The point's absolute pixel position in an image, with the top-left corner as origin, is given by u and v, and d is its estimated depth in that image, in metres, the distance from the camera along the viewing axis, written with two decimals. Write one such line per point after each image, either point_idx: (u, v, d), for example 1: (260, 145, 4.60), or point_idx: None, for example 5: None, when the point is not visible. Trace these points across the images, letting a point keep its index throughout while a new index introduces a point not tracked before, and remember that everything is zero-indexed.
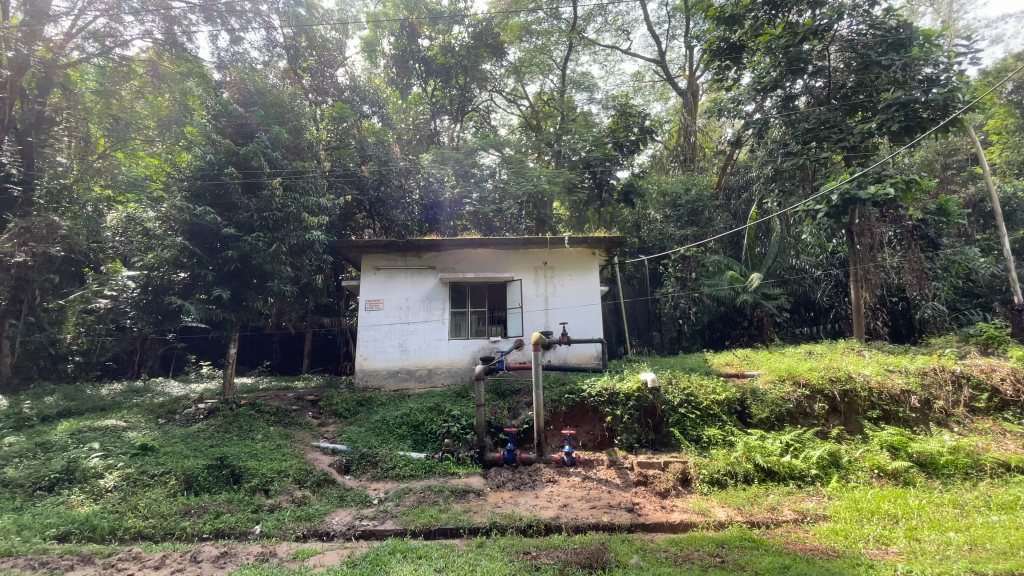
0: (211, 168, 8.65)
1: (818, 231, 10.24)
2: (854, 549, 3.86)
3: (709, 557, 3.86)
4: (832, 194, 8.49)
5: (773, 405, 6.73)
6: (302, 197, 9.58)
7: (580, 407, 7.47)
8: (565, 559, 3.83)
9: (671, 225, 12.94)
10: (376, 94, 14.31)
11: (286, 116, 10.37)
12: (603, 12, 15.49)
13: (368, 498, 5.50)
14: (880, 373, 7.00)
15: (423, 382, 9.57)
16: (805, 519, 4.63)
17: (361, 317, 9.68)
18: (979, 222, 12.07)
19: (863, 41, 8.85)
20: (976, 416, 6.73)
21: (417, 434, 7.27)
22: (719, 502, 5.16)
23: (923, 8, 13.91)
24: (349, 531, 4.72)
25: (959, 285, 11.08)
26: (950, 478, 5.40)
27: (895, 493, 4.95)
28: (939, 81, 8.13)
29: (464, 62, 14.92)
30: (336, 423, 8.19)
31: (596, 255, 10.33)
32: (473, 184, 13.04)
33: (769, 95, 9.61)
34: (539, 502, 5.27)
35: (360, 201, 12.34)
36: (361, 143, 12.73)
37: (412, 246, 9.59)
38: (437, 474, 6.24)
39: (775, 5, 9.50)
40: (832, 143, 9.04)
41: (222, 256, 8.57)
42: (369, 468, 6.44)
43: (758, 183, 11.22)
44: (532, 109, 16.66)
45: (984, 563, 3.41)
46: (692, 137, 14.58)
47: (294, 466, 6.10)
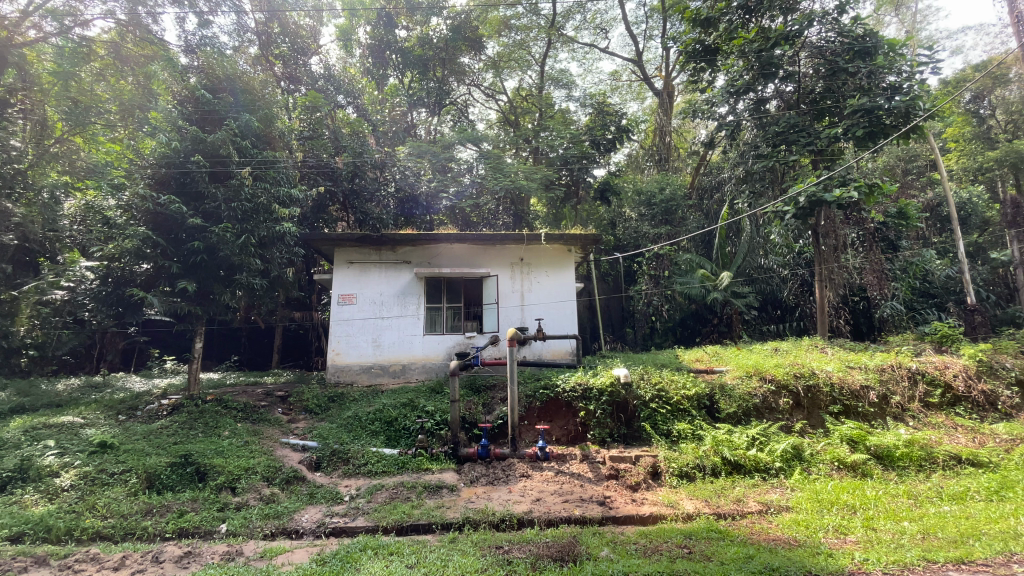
0: (177, 155, 8.38)
1: (785, 231, 10.53)
2: (815, 539, 4.01)
3: (677, 548, 3.94)
4: (800, 197, 8.76)
5: (740, 400, 6.94)
6: (272, 187, 9.33)
7: (554, 402, 7.49)
8: (537, 553, 3.86)
9: (645, 223, 13.07)
10: (351, 83, 14.01)
11: (258, 103, 9.71)
12: (582, 10, 15.56)
13: (339, 495, 5.43)
14: (842, 369, 7.29)
15: (397, 377, 9.47)
16: (769, 511, 4.78)
17: (334, 312, 9.49)
18: (936, 226, 12.66)
19: (831, 48, 9.12)
20: (929, 411, 7.06)
21: (390, 430, 7.19)
22: (687, 494, 5.28)
23: (888, 17, 14.41)
24: (319, 529, 4.65)
25: (918, 286, 11.58)
26: (904, 470, 5.65)
27: (854, 485, 5.15)
28: (902, 89, 8.50)
29: (441, 55, 14.83)
30: (306, 419, 8.04)
31: (572, 251, 10.38)
32: (450, 178, 12.95)
33: (742, 98, 9.89)
34: (513, 496, 5.31)
35: (333, 193, 12.04)
36: (335, 134, 12.47)
37: (386, 240, 9.45)
38: (410, 471, 6.20)
39: (749, 10, 9.66)
40: (800, 147, 9.32)
41: (188, 247, 8.28)
42: (341, 465, 6.36)
43: (730, 184, 11.48)
44: (510, 105, 16.51)
45: (936, 552, 3.59)
46: (667, 137, 14.84)
47: (262, 464, 5.96)
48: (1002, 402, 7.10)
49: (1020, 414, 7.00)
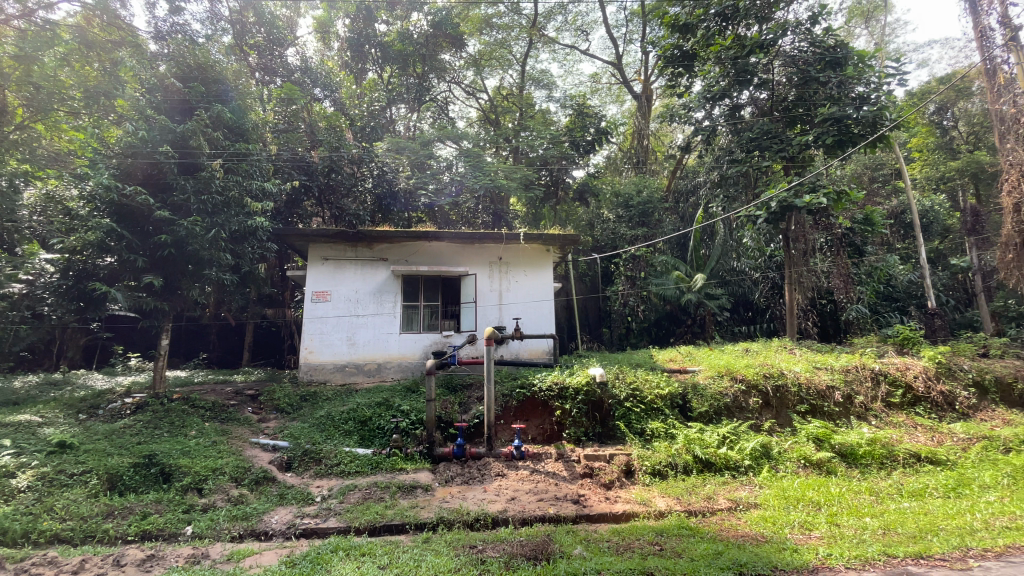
0: (144, 145, 8.04)
1: (757, 235, 10.79)
2: (781, 535, 4.12)
3: (649, 545, 3.99)
4: (771, 201, 8.99)
5: (712, 399, 7.08)
6: (245, 180, 9.09)
7: (530, 402, 7.48)
8: (511, 552, 3.87)
9: (622, 225, 13.22)
10: (328, 76, 13.58)
11: (231, 94, 9.33)
12: (563, 12, 15.63)
13: (310, 496, 5.33)
14: (809, 369, 7.52)
15: (372, 376, 9.36)
16: (738, 507, 4.89)
17: (307, 309, 9.28)
18: (900, 232, 13.16)
19: (804, 57, 9.37)
20: (891, 410, 7.33)
21: (363, 430, 7.10)
22: (660, 492, 5.36)
23: (859, 29, 14.85)
24: (289, 530, 4.56)
25: (881, 290, 12.03)
26: (867, 467, 5.85)
27: (819, 482, 5.32)
28: (870, 99, 8.83)
29: (421, 51, 14.66)
30: (277, 419, 7.87)
31: (551, 251, 10.43)
32: (429, 175, 12.86)
33: (718, 104, 10.02)
34: (488, 495, 5.30)
35: (308, 187, 11.80)
36: (311, 127, 12.32)
37: (363, 236, 9.31)
38: (383, 471, 6.13)
39: (726, 17, 9.81)
40: (773, 153, 9.56)
41: (155, 240, 8.01)
42: (312, 465, 6.24)
43: (705, 188, 11.68)
44: (491, 104, 16.47)
45: (896, 547, 3.72)
46: (645, 140, 15.06)
47: (230, 464, 5.81)
48: (959, 402, 7.42)
49: (975, 413, 7.34)
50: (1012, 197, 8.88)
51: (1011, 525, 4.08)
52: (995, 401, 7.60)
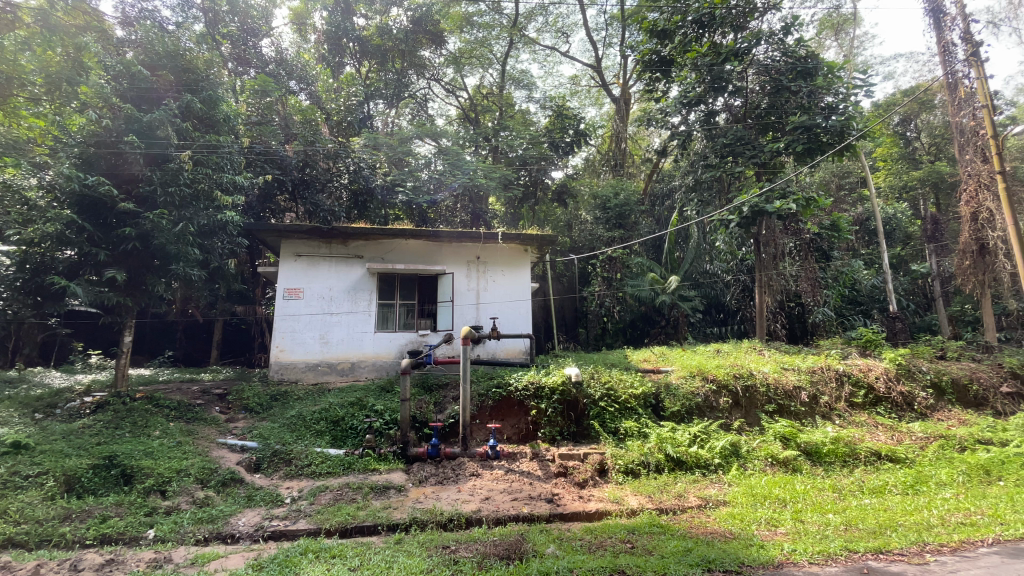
0: (108, 134, 7.77)
1: (730, 239, 11.03)
2: (748, 532, 4.21)
3: (621, 543, 4.04)
4: (743, 206, 9.22)
5: (684, 399, 7.22)
6: (215, 173, 8.83)
7: (505, 401, 7.47)
8: (484, 551, 3.86)
9: (600, 226, 13.35)
10: (305, 69, 13.51)
11: (201, 83, 8.99)
12: (544, 13, 15.68)
13: (279, 498, 5.21)
14: (777, 371, 7.74)
15: (345, 376, 9.21)
16: (707, 505, 5.00)
17: (278, 306, 9.07)
18: (865, 238, 13.66)
19: (776, 66, 9.62)
20: (854, 410, 7.60)
21: (336, 430, 6.97)
22: (632, 490, 5.44)
23: (829, 41, 15.35)
24: (257, 533, 4.45)
25: (847, 294, 12.47)
26: (830, 465, 6.05)
27: (785, 479, 5.48)
28: (838, 109, 9.15)
29: (401, 46, 14.54)
30: (246, 419, 7.67)
31: (529, 251, 10.46)
32: (406, 172, 12.73)
33: (693, 109, 10.27)
34: (462, 495, 5.28)
35: (281, 182, 11.56)
36: (285, 121, 12.10)
37: (338, 233, 9.15)
38: (356, 471, 6.03)
39: (703, 24, 10.00)
40: (745, 159, 9.80)
41: (118, 233, 7.71)
42: (282, 466, 6.10)
43: (680, 192, 11.84)
44: (470, 102, 16.42)
45: (857, 542, 3.86)
46: (623, 144, 15.28)
47: (196, 466, 5.63)
48: (917, 402, 7.74)
49: (932, 413, 7.65)
50: (970, 206, 9.29)
51: (964, 520, 4.28)
52: (951, 401, 7.94)
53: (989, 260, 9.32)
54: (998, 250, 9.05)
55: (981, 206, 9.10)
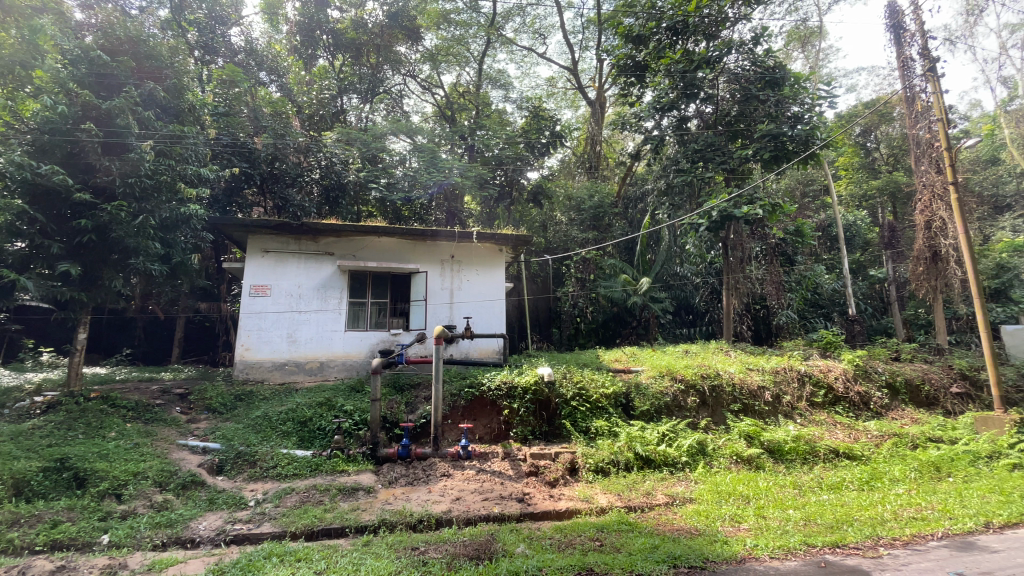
0: (63, 121, 7.31)
1: (700, 242, 11.28)
2: (713, 528, 4.32)
3: (590, 541, 4.08)
4: (713, 211, 9.44)
5: (653, 398, 7.36)
6: (178, 165, 8.53)
7: (478, 401, 7.45)
8: (454, 552, 3.84)
9: (574, 228, 13.45)
10: (276, 61, 13.31)
11: (165, 71, 8.67)
12: (521, 13, 15.71)
13: (243, 500, 5.07)
14: (742, 371, 7.98)
15: (314, 375, 9.02)
16: (674, 502, 5.10)
17: (244, 303, 8.80)
18: (827, 244, 14.20)
19: (746, 75, 9.90)
20: (815, 409, 7.88)
21: (303, 431, 6.82)
22: (601, 489, 5.51)
23: (795, 53, 15.90)
24: (219, 537, 4.31)
25: (809, 297, 12.95)
26: (792, 462, 6.26)
27: (749, 477, 5.64)
28: (803, 119, 9.46)
29: (376, 41, 14.39)
30: (209, 419, 7.43)
31: (503, 251, 10.47)
32: (380, 168, 12.58)
33: (666, 115, 10.44)
34: (432, 496, 5.24)
35: (249, 175, 11.27)
36: (254, 113, 11.78)
37: (307, 229, 8.96)
38: (323, 473, 5.91)
39: (676, 32, 10.20)
40: (715, 165, 10.06)
41: (73, 225, 7.34)
42: (246, 468, 5.93)
43: (652, 196, 12.04)
44: (446, 100, 16.34)
45: (816, 537, 4.01)
46: (597, 146, 15.49)
47: (154, 468, 5.42)
48: (873, 402, 8.08)
49: (887, 412, 8.00)
50: (925, 215, 9.76)
51: (915, 515, 4.49)
52: (905, 401, 8.32)
53: (941, 267, 9.80)
54: (949, 257, 9.55)
55: (935, 216, 9.57)
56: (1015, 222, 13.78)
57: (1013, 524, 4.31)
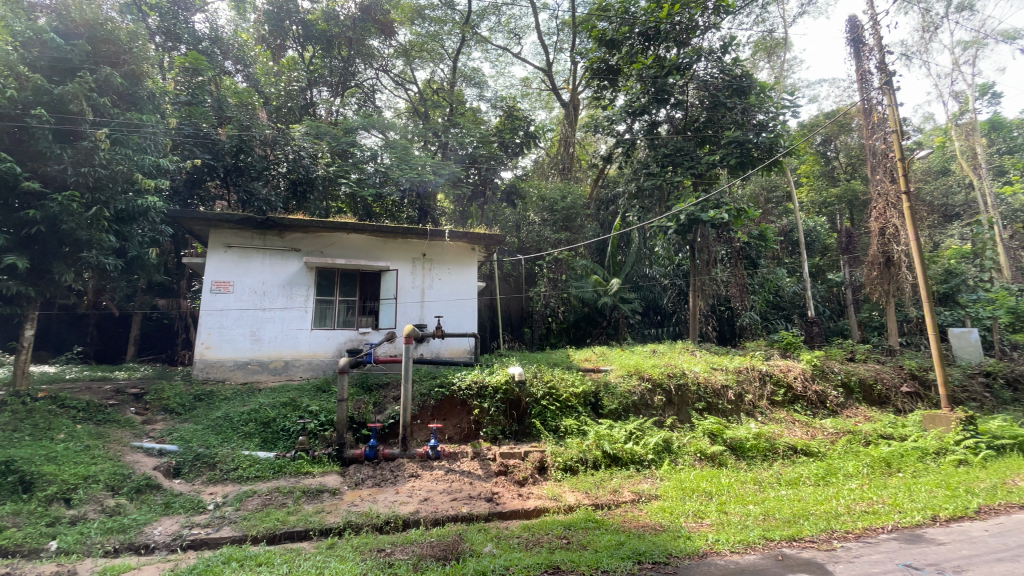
0: (11, 106, 6.92)
1: (668, 245, 11.53)
2: (677, 524, 4.43)
3: (557, 539, 4.12)
4: (681, 214, 9.68)
5: (621, 397, 7.49)
6: (136, 155, 8.15)
7: (448, 400, 7.40)
8: (420, 554, 3.80)
9: (547, 228, 13.48)
10: (243, 50, 12.99)
11: (123, 56, 8.30)
12: (496, 12, 15.68)
13: (201, 504, 4.90)
14: (707, 370, 8.21)
15: (278, 375, 8.78)
16: (640, 499, 5.20)
17: (204, 300, 8.50)
18: (788, 249, 14.74)
19: (714, 82, 10.17)
20: (775, 407, 8.16)
21: (266, 432, 6.64)
22: (570, 487, 5.57)
23: (761, 63, 16.41)
24: (175, 542, 4.15)
25: (771, 300, 13.43)
26: (752, 459, 6.47)
27: (712, 473, 5.81)
28: (768, 127, 9.82)
29: (348, 34, 14.03)
30: (166, 420, 7.14)
31: (476, 250, 10.46)
32: (351, 163, 12.37)
33: (638, 119, 10.64)
34: (400, 497, 5.18)
35: (212, 167, 10.93)
36: (218, 103, 11.30)
37: (273, 224, 8.72)
38: (287, 475, 5.76)
39: (648, 37, 10.39)
40: (684, 169, 10.26)
41: (20, 215, 6.93)
42: (205, 471, 5.73)
43: (623, 198, 12.20)
44: (420, 96, 16.18)
45: (774, 531, 4.16)
46: (571, 148, 15.62)
47: (107, 471, 5.17)
48: (829, 400, 8.42)
49: (842, 410, 8.36)
50: (879, 222, 10.23)
51: (867, 509, 4.71)
52: (858, 400, 8.71)
53: (893, 272, 10.30)
54: (900, 262, 10.04)
55: (888, 223, 10.05)
56: (962, 230, 14.61)
57: (957, 516, 4.57)
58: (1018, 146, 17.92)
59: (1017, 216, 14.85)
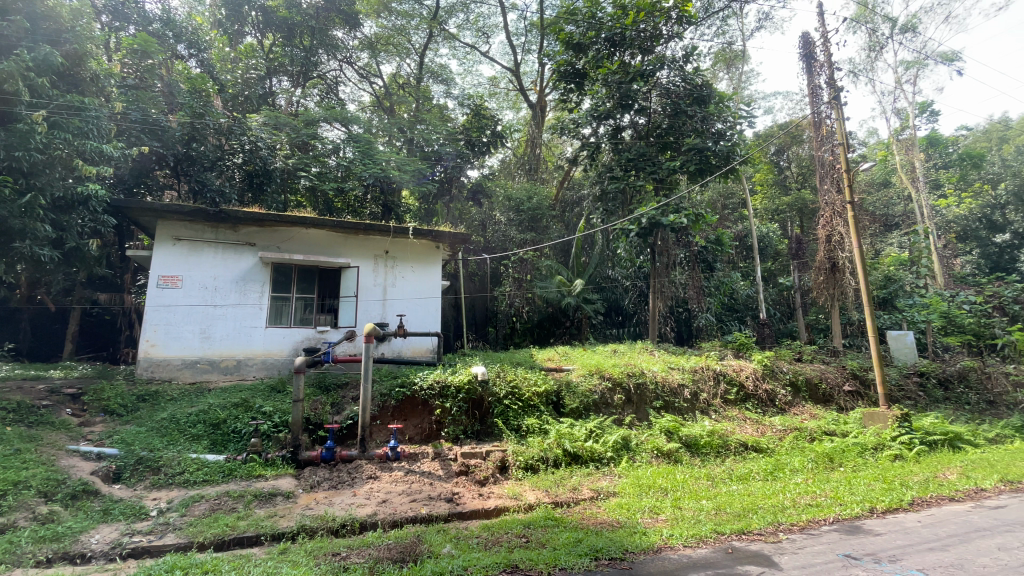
0: None
1: (630, 247, 11.77)
2: (634, 520, 4.53)
3: (516, 538, 4.15)
4: (642, 218, 9.94)
5: (582, 396, 7.61)
6: (77, 139, 7.63)
7: (409, 400, 7.31)
8: (377, 557, 3.74)
9: (513, 228, 13.59)
10: (197, 34, 12.24)
11: (64, 34, 7.78)
12: (465, 10, 15.63)
13: (144, 510, 4.64)
14: (664, 369, 8.46)
15: (230, 375, 8.43)
16: (599, 496, 5.30)
17: (150, 296, 8.07)
18: (743, 253, 15.36)
19: (676, 91, 10.46)
20: (728, 405, 8.48)
21: (215, 434, 6.38)
22: (531, 486, 5.61)
23: (721, 73, 17.00)
24: (114, 550, 3.92)
25: (726, 302, 13.96)
26: (706, 455, 6.71)
27: (668, 470, 5.98)
28: (725, 136, 10.20)
29: (310, 23, 13.60)
30: (105, 422, 6.73)
31: (440, 248, 10.36)
32: (312, 157, 12.08)
33: (603, 123, 10.87)
34: (357, 500, 5.07)
35: (161, 156, 10.38)
36: (169, 87, 11.15)
37: (226, 217, 8.38)
38: (237, 479, 5.53)
39: (614, 43, 10.61)
40: (646, 174, 10.52)
41: None
42: (148, 475, 5.44)
43: (588, 201, 12.37)
44: (385, 90, 15.90)
45: (724, 525, 4.33)
46: (537, 149, 15.76)
47: (38, 477, 4.82)
48: (778, 399, 8.82)
49: (789, 408, 8.77)
50: (826, 229, 10.77)
51: (811, 502, 4.97)
52: (805, 398, 9.16)
53: (838, 277, 10.88)
54: (845, 268, 10.63)
55: (834, 231, 10.59)
56: (901, 239, 15.62)
57: (892, 508, 4.88)
58: (951, 162, 19.33)
59: (950, 227, 16.43)
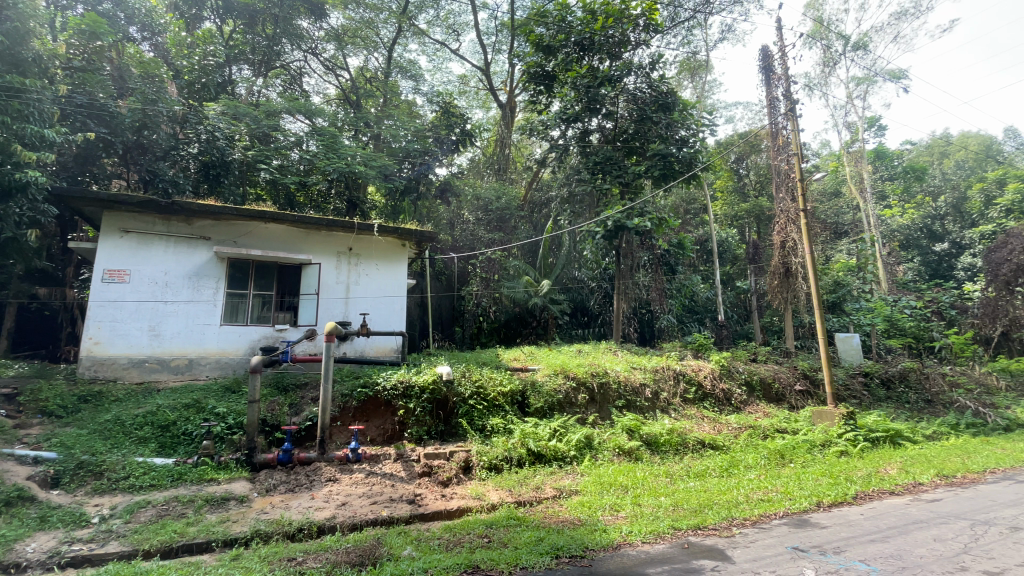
0: None
1: (596, 249, 11.94)
2: (594, 517, 4.61)
3: (478, 538, 4.15)
4: (608, 220, 10.12)
5: (547, 396, 7.69)
6: (15, 123, 7.13)
7: (371, 401, 7.18)
8: (334, 561, 3.66)
9: (481, 228, 13.79)
10: (151, 16, 11.67)
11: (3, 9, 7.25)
12: (435, 6, 15.54)
13: (84, 517, 4.39)
14: (627, 369, 8.65)
15: (181, 374, 8.07)
16: (562, 495, 5.36)
17: (94, 291, 7.65)
18: (704, 257, 15.84)
19: (643, 97, 10.67)
20: (687, 404, 8.74)
21: (164, 437, 6.10)
22: (494, 486, 5.61)
23: (685, 81, 17.45)
24: (51, 560, 3.69)
25: (687, 304, 14.39)
26: (665, 453, 6.89)
27: (628, 468, 6.12)
28: (689, 143, 10.51)
29: (274, 11, 13.23)
30: (43, 425, 6.32)
31: (406, 247, 10.23)
32: (273, 148, 11.70)
33: (571, 126, 11.02)
34: (315, 503, 4.96)
35: (110, 143, 9.85)
36: (119, 71, 10.38)
37: (179, 209, 8.02)
38: (188, 483, 5.31)
39: (583, 48, 10.73)
40: (612, 177, 10.68)
41: None
42: (89, 480, 5.14)
43: (556, 203, 12.49)
44: (352, 84, 15.58)
45: (680, 521, 4.46)
46: (506, 150, 15.86)
47: None
48: (734, 398, 9.14)
49: (744, 407, 9.11)
50: (781, 236, 11.24)
51: (763, 497, 5.19)
52: (759, 397, 9.55)
53: (792, 281, 11.39)
54: (798, 273, 11.13)
55: (788, 237, 11.07)
56: (849, 247, 16.49)
57: (837, 502, 5.14)
58: (896, 175, 20.53)
59: (894, 236, 17.42)
